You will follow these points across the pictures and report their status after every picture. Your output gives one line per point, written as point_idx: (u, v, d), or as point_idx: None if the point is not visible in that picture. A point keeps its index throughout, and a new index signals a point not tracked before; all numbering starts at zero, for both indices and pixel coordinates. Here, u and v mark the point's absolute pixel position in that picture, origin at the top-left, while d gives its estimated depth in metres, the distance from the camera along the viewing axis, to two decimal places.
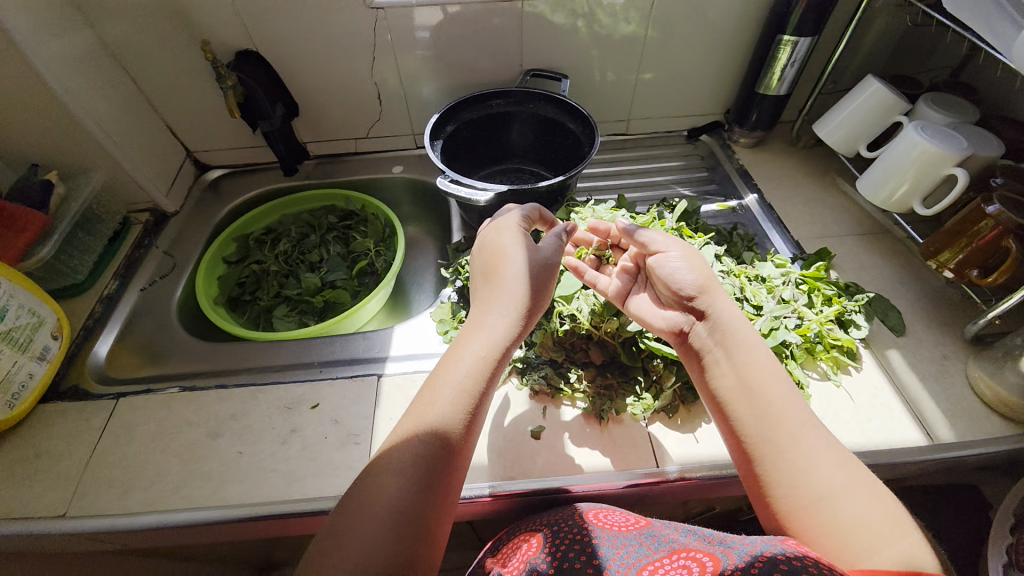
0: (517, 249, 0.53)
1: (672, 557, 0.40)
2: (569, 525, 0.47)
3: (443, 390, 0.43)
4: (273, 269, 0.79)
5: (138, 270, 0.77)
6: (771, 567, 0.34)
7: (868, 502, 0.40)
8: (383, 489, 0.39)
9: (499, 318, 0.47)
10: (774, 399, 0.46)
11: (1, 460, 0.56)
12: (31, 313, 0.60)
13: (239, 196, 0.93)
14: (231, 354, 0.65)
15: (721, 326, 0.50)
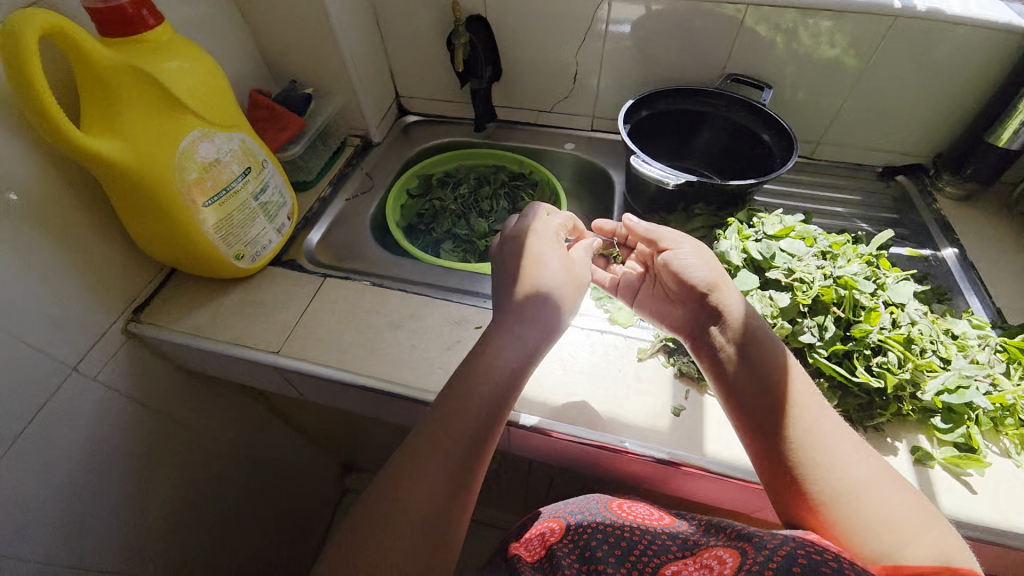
0: (555, 256, 0.56)
1: (693, 560, 0.52)
2: (593, 514, 0.62)
3: (461, 405, 0.48)
4: (450, 208, 0.89)
5: (345, 182, 0.91)
6: (789, 562, 0.41)
7: (896, 497, 0.45)
8: (406, 490, 0.44)
9: (527, 327, 0.51)
10: (793, 405, 0.50)
11: (239, 299, 0.71)
12: (280, 194, 0.74)
13: (429, 140, 1.06)
14: (409, 267, 0.77)
15: (733, 326, 0.53)
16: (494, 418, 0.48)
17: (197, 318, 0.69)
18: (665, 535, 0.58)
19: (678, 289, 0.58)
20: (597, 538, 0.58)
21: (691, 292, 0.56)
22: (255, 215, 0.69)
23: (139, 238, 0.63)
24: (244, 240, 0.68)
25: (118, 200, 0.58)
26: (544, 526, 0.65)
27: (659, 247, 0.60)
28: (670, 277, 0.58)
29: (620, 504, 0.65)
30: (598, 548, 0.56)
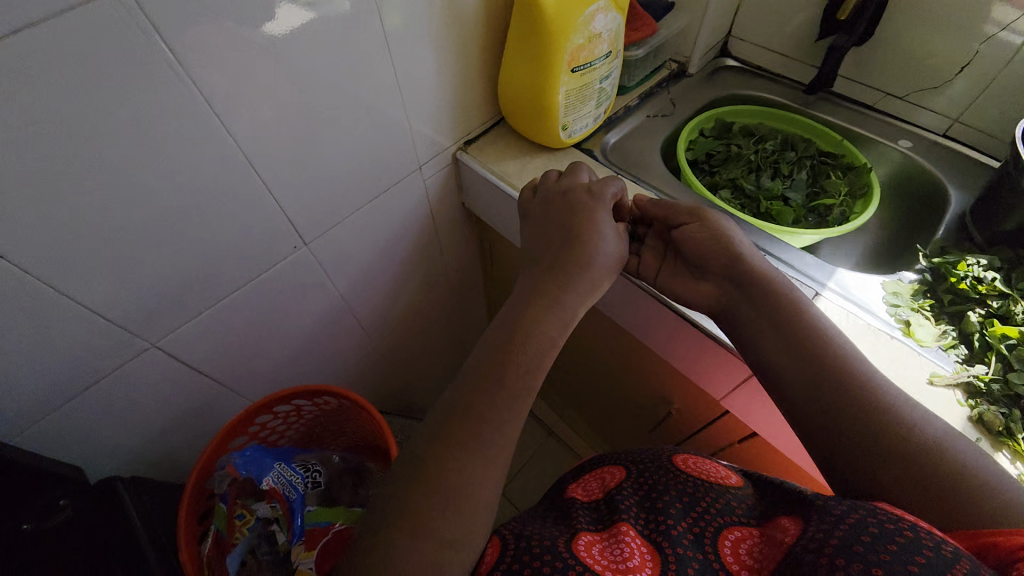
0: (605, 246, 0.60)
1: (755, 533, 0.52)
2: (655, 465, 0.63)
3: (496, 372, 0.50)
4: (745, 159, 0.86)
5: (651, 100, 0.93)
6: (874, 532, 0.41)
7: (960, 448, 0.47)
8: (442, 459, 0.45)
9: (574, 300, 0.56)
10: (837, 389, 0.51)
11: (541, 163, 0.82)
12: (612, 86, 0.79)
13: (739, 88, 1.01)
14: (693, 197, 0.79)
15: (763, 296, 0.58)
16: (531, 375, 0.51)
17: (505, 168, 0.81)
18: (728, 496, 0.57)
19: (710, 261, 0.62)
20: (663, 488, 0.58)
21: (718, 261, 0.61)
22: (591, 97, 0.76)
23: (504, 80, 0.75)
24: (575, 114, 0.76)
25: (514, 40, 0.69)
26: (603, 468, 0.68)
27: (685, 220, 0.64)
28: (693, 247, 0.62)
29: (687, 457, 0.65)
30: (659, 502, 0.57)
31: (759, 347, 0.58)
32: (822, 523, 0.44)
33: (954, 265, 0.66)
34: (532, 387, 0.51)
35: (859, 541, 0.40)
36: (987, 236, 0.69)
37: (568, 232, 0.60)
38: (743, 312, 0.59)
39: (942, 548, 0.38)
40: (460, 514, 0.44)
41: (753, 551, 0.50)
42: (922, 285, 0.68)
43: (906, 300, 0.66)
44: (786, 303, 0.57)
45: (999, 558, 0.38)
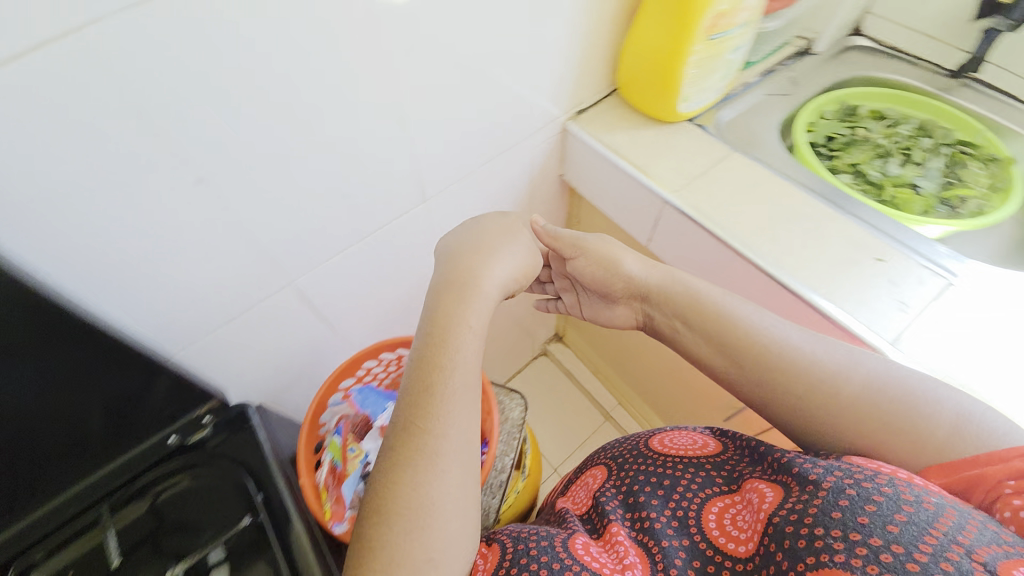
0: (515, 248, 0.64)
1: (734, 496, 0.52)
2: (631, 458, 0.60)
3: (426, 383, 0.52)
4: (873, 145, 0.81)
5: (771, 79, 0.88)
6: (862, 498, 0.41)
7: (890, 389, 0.50)
8: (392, 482, 0.48)
9: (493, 287, 0.60)
10: (744, 354, 0.57)
11: (651, 136, 0.80)
12: (741, 60, 0.77)
13: (874, 73, 0.93)
14: (821, 181, 0.74)
15: (661, 306, 0.65)
16: (466, 371, 0.54)
17: (615, 137, 0.80)
18: (707, 465, 0.56)
19: (611, 287, 0.68)
20: (639, 480, 0.57)
21: (616, 285, 0.68)
22: (720, 68, 0.74)
23: (634, 46, 0.73)
24: (698, 85, 0.74)
25: (650, 9, 0.68)
26: (586, 472, 0.66)
27: (574, 254, 0.69)
28: (593, 279, 0.69)
29: (660, 438, 0.62)
30: (638, 493, 0.55)
31: (690, 348, 0.63)
32: (803, 494, 0.45)
33: None
34: (462, 383, 0.53)
35: (838, 510, 0.41)
36: None
37: (482, 236, 0.64)
38: (660, 318, 0.66)
39: (927, 502, 0.40)
40: (427, 535, 0.46)
41: (737, 518, 0.49)
42: None
43: None
44: (688, 313, 0.62)
45: (988, 497, 0.42)
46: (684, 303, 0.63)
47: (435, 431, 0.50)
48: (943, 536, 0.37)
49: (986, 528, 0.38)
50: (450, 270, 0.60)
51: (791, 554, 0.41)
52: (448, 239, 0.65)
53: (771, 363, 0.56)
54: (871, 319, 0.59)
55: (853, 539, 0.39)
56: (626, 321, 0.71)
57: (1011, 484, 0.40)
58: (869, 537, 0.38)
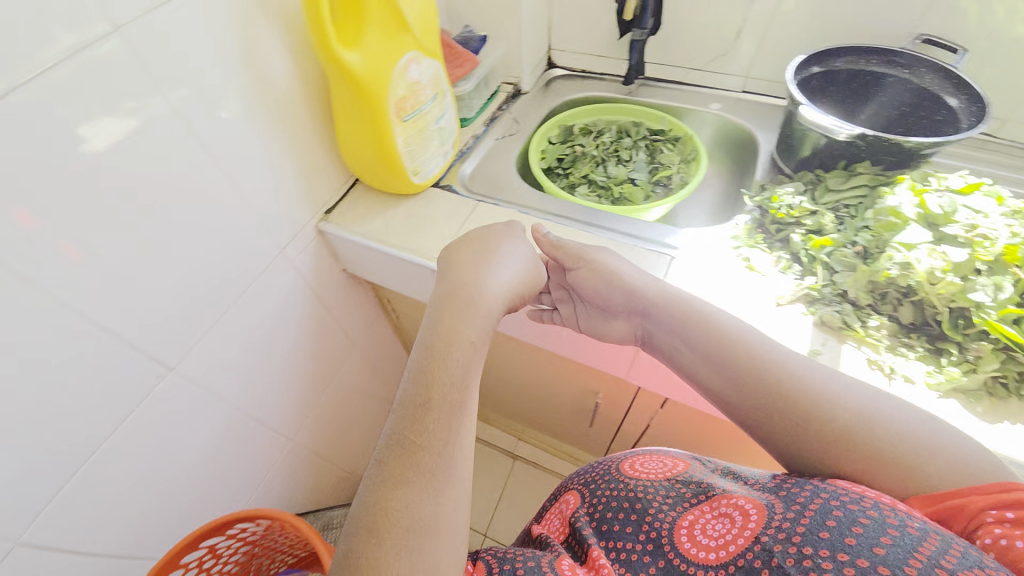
0: (512, 256, 0.63)
1: (709, 507, 0.54)
2: (605, 484, 0.64)
3: (428, 393, 0.49)
4: (589, 155, 0.93)
5: (495, 125, 0.97)
6: (850, 519, 0.43)
7: (896, 419, 0.49)
8: (387, 496, 0.44)
9: (495, 300, 0.57)
10: (756, 374, 0.54)
11: (402, 213, 0.81)
12: (451, 123, 0.82)
13: (576, 94, 1.07)
14: (557, 201, 0.83)
15: (665, 321, 0.61)
16: (468, 391, 0.51)
17: (370, 225, 0.80)
18: (674, 484, 0.60)
19: (611, 301, 0.65)
20: (612, 508, 0.60)
21: (614, 298, 0.64)
22: (432, 138, 0.78)
23: (345, 144, 0.74)
24: (421, 159, 0.78)
25: (339, 110, 0.69)
26: (561, 498, 0.70)
27: (574, 266, 0.67)
28: (593, 291, 0.66)
29: (630, 463, 0.67)
30: (613, 521, 0.59)
31: (694, 370, 0.59)
32: (789, 513, 0.47)
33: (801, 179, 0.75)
34: (467, 411, 0.50)
35: (825, 530, 0.43)
36: (792, 166, 0.78)
37: (484, 246, 0.63)
38: (661, 336, 0.62)
39: (912, 528, 0.42)
40: (418, 558, 0.42)
41: (709, 528, 0.52)
42: (754, 224, 0.74)
43: (745, 240, 0.72)
44: (690, 330, 0.59)
45: (970, 523, 0.42)
46: (686, 314, 0.60)
47: (442, 444, 0.47)
48: (928, 559, 0.39)
49: (967, 552, 0.39)
50: (448, 285, 0.58)
51: (778, 570, 0.43)
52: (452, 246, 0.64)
53: (785, 395, 0.52)
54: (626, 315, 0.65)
55: (841, 559, 0.41)
56: (622, 335, 0.66)
57: (993, 514, 0.41)
58: (856, 557, 0.41)
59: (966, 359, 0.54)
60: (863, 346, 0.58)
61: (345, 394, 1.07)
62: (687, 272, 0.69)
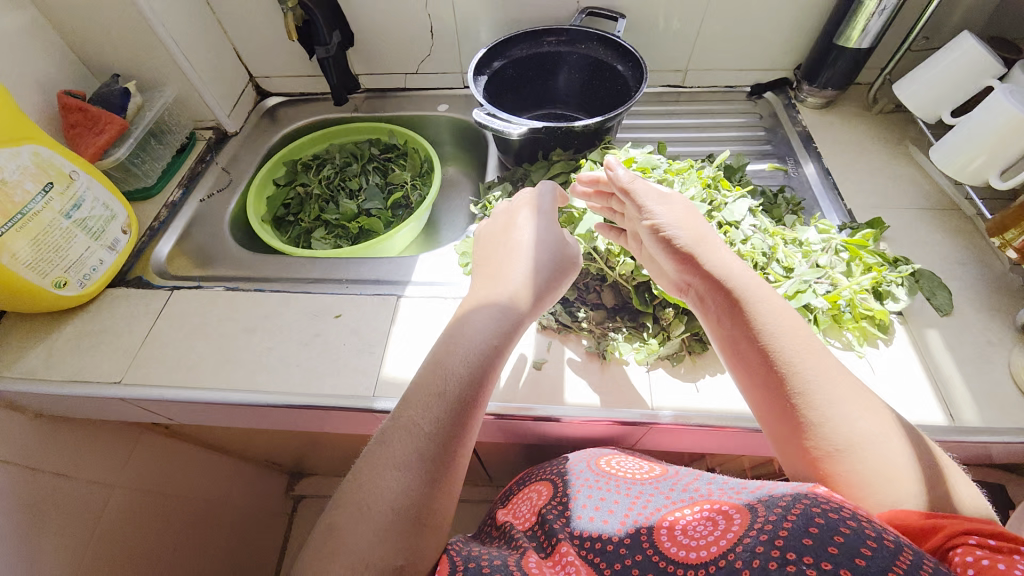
0: (532, 230, 0.57)
1: (693, 508, 0.50)
2: (577, 478, 0.60)
3: (436, 386, 0.47)
4: (315, 193, 0.82)
5: (199, 182, 0.83)
6: (829, 527, 0.37)
7: (903, 449, 0.42)
8: (377, 478, 0.43)
9: (522, 279, 0.53)
10: (790, 351, 0.46)
11: (72, 331, 0.65)
12: (105, 207, 0.67)
13: (297, 121, 0.94)
14: (274, 264, 0.72)
15: (718, 279, 0.49)
16: (472, 410, 0.46)
17: (28, 361, 0.63)
18: (654, 488, 0.56)
19: (674, 251, 0.50)
20: (588, 500, 0.57)
21: (680, 249, 0.50)
22: (73, 235, 0.63)
23: None
24: (65, 265, 0.62)
25: None
26: (526, 490, 0.66)
27: (644, 211, 0.52)
28: (654, 244, 0.52)
29: (606, 461, 0.62)
30: (586, 514, 0.56)
31: (722, 327, 0.49)
32: (770, 515, 0.41)
33: (510, 176, 0.74)
34: (473, 415, 0.47)
35: (807, 536, 0.37)
36: (510, 159, 0.75)
37: (510, 228, 0.58)
38: (714, 291, 0.49)
39: (889, 539, 0.36)
40: (402, 545, 0.42)
41: (687, 528, 0.48)
42: None
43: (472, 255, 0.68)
44: (736, 285, 0.48)
45: (945, 540, 0.36)
46: (734, 274, 0.49)
47: (446, 438, 0.45)
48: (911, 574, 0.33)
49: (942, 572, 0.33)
50: (486, 263, 0.57)
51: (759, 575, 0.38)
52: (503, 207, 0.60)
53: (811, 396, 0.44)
54: (350, 384, 0.58)
55: (823, 567, 0.35)
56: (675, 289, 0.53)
57: (974, 539, 0.35)
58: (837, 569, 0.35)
59: (660, 329, 0.58)
60: (585, 343, 0.60)
61: (124, 540, 0.88)
62: (401, 359, 0.59)
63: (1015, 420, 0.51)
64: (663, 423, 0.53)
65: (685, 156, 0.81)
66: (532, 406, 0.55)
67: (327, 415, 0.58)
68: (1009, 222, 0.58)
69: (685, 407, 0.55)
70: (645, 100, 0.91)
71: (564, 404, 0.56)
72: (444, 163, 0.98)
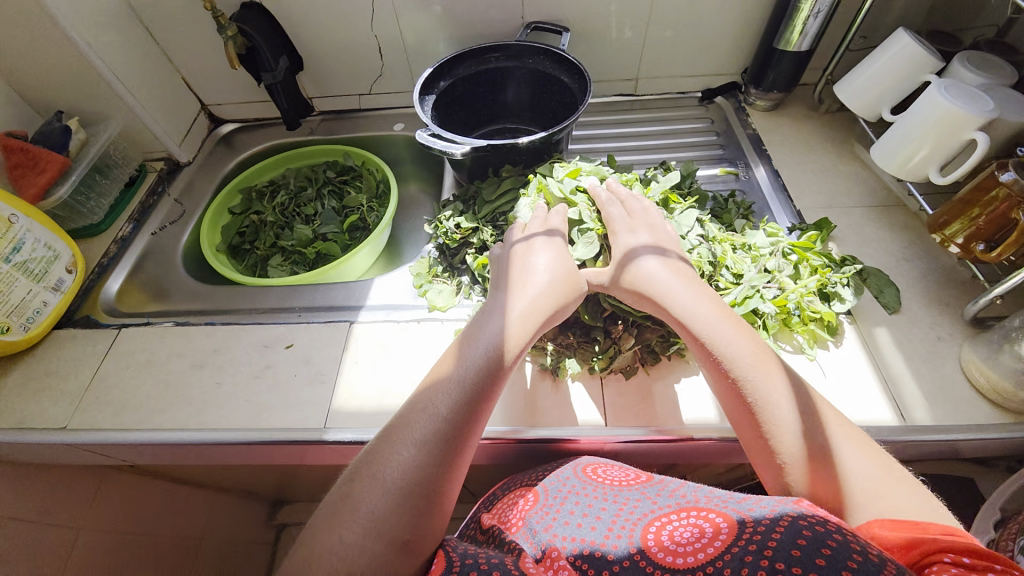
0: (543, 258, 0.52)
1: (681, 512, 0.45)
2: (564, 482, 0.52)
3: (459, 367, 0.46)
4: (269, 221, 0.82)
5: (150, 215, 0.82)
6: (816, 542, 0.36)
7: (860, 459, 0.41)
8: (387, 455, 0.42)
9: (533, 283, 0.50)
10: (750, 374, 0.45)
11: (16, 377, 0.64)
12: (48, 248, 0.66)
13: (251, 147, 0.93)
14: (225, 295, 0.71)
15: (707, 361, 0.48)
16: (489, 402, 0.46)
17: None
18: (643, 492, 0.49)
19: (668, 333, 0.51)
20: (578, 504, 0.49)
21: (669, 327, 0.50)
22: (13, 279, 0.62)
23: None
24: (4, 310, 0.61)
25: None
26: (511, 493, 0.56)
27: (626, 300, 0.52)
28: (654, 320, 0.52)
29: (594, 466, 0.53)
30: (574, 519, 0.48)
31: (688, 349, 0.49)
32: (759, 526, 0.39)
33: (461, 195, 0.73)
34: (489, 405, 0.46)
35: (796, 547, 0.36)
36: (463, 176, 0.75)
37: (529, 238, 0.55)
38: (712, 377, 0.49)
39: (872, 553, 0.34)
40: (412, 522, 0.40)
41: (675, 532, 0.43)
42: (437, 255, 0.70)
43: (426, 275, 0.68)
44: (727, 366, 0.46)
45: (919, 556, 0.35)
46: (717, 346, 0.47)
47: (464, 423, 0.44)
48: None
49: None
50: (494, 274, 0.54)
51: None
52: (516, 239, 0.56)
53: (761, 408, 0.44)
54: (301, 416, 0.56)
55: None
56: None
57: (949, 557, 0.34)
58: None
59: (610, 344, 0.58)
60: (541, 360, 0.60)
61: None
62: (352, 389, 0.58)
63: (964, 415, 0.52)
64: (616, 440, 0.53)
65: (638, 164, 0.81)
66: (520, 429, 0.55)
67: (277, 450, 0.56)
68: (948, 218, 0.59)
69: (638, 422, 0.55)
70: (600, 109, 0.91)
71: (516, 425, 0.56)
72: (404, 182, 0.98)
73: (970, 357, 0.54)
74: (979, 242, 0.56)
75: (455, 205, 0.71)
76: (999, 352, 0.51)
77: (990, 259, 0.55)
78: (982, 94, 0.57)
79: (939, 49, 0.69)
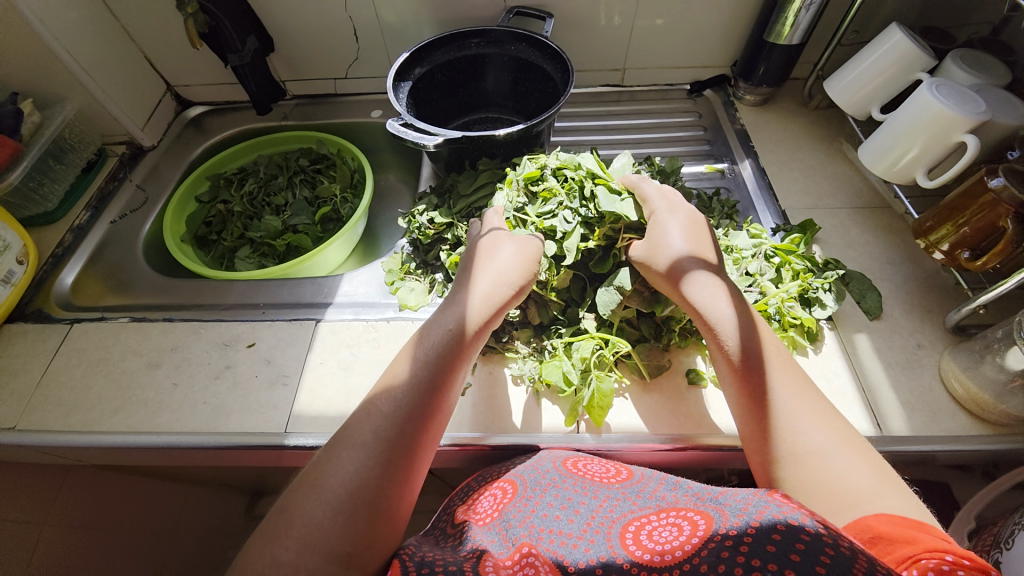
0: (505, 252, 0.52)
1: (661, 513, 0.43)
2: (544, 474, 0.49)
3: (413, 364, 0.46)
4: (237, 210, 0.78)
5: (110, 202, 0.78)
6: (789, 539, 0.34)
7: (855, 463, 0.40)
8: (330, 461, 0.41)
9: (486, 278, 0.50)
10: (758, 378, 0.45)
11: None
12: None
13: (220, 132, 0.88)
14: (169, 295, 0.67)
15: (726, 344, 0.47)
16: (442, 406, 0.46)
17: None
18: (621, 493, 0.47)
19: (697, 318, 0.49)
20: (557, 500, 0.46)
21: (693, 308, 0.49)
22: None
23: None
24: None
25: None
26: (485, 485, 0.52)
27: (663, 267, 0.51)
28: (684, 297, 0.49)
29: (574, 460, 0.51)
30: (553, 512, 0.46)
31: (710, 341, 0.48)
32: (735, 521, 0.38)
33: (436, 189, 0.70)
34: (443, 407, 0.46)
35: (771, 543, 0.34)
36: (440, 168, 0.71)
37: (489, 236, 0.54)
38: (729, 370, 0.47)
39: (843, 544, 0.33)
40: (351, 531, 0.39)
41: (653, 533, 0.41)
42: (410, 250, 0.67)
43: (398, 272, 0.65)
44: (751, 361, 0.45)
45: (918, 556, 0.32)
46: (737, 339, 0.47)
47: (410, 424, 0.44)
48: None
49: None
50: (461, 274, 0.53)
51: None
52: (481, 234, 0.56)
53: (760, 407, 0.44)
54: (260, 421, 0.54)
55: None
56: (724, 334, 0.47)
57: (948, 559, 0.31)
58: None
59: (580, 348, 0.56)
60: (512, 365, 0.58)
61: None
62: (315, 392, 0.56)
63: (941, 425, 0.51)
64: (586, 446, 0.53)
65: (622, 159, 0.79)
66: (486, 435, 0.54)
67: (235, 455, 0.54)
68: (931, 224, 0.57)
69: (615, 428, 0.54)
70: (585, 100, 0.88)
71: (483, 431, 0.54)
72: (381, 171, 0.94)
73: (950, 365, 0.53)
74: (964, 249, 0.55)
75: (429, 199, 0.68)
76: (981, 362, 0.50)
77: (975, 268, 0.53)
78: (974, 94, 0.55)
79: (932, 46, 0.67)
